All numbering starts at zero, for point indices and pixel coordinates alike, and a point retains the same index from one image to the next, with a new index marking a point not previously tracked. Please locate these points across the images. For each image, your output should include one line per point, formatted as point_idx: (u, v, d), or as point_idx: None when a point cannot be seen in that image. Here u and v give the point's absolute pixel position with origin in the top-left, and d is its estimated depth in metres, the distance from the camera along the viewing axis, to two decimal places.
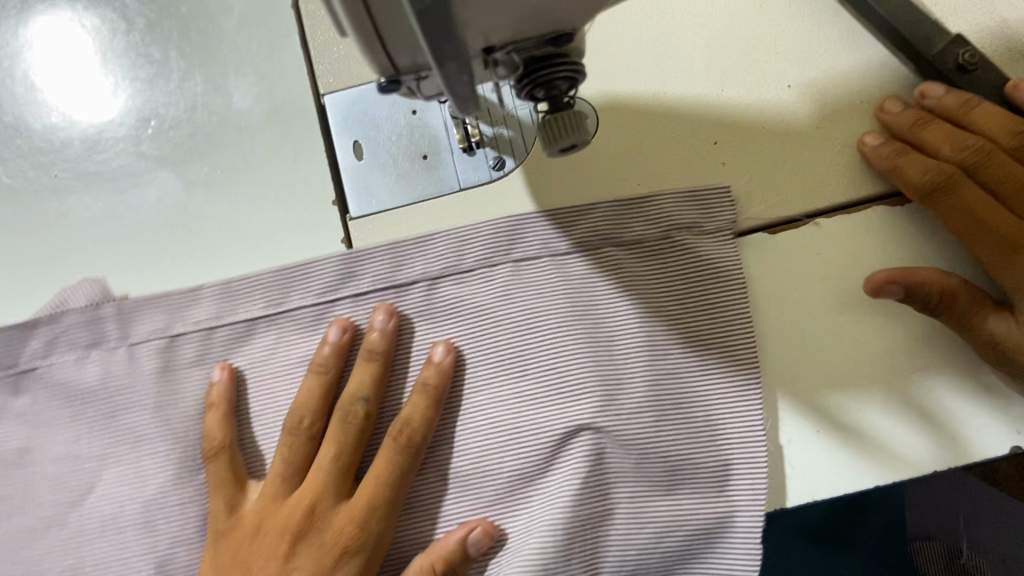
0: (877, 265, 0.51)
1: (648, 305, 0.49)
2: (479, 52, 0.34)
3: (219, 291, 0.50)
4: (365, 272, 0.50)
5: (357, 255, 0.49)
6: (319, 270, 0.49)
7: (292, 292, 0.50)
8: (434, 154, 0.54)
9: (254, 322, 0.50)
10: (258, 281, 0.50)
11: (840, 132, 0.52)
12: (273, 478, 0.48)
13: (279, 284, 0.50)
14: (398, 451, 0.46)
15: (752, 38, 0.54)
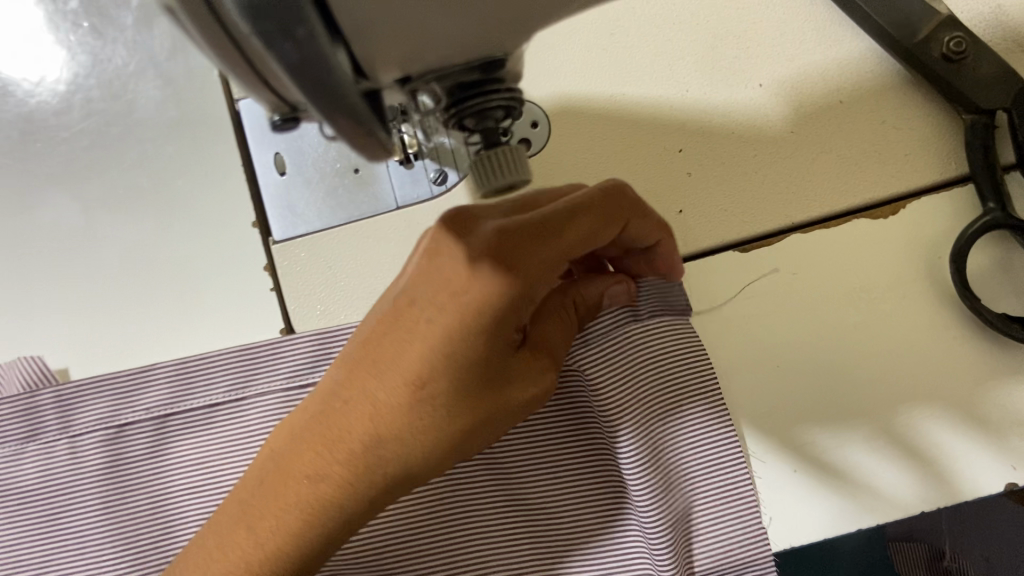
0: (860, 285, 0.46)
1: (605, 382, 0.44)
2: (393, 81, 0.29)
3: (113, 387, 0.45)
4: (274, 368, 0.44)
5: (258, 350, 0.44)
6: (220, 367, 0.44)
7: (191, 396, 0.44)
8: (366, 166, 0.48)
9: (160, 423, 0.45)
10: (155, 381, 0.44)
11: (816, 136, 0.47)
12: (284, 450, 0.38)
13: (182, 385, 0.44)
14: (435, 356, 0.35)
15: (722, 29, 0.48)
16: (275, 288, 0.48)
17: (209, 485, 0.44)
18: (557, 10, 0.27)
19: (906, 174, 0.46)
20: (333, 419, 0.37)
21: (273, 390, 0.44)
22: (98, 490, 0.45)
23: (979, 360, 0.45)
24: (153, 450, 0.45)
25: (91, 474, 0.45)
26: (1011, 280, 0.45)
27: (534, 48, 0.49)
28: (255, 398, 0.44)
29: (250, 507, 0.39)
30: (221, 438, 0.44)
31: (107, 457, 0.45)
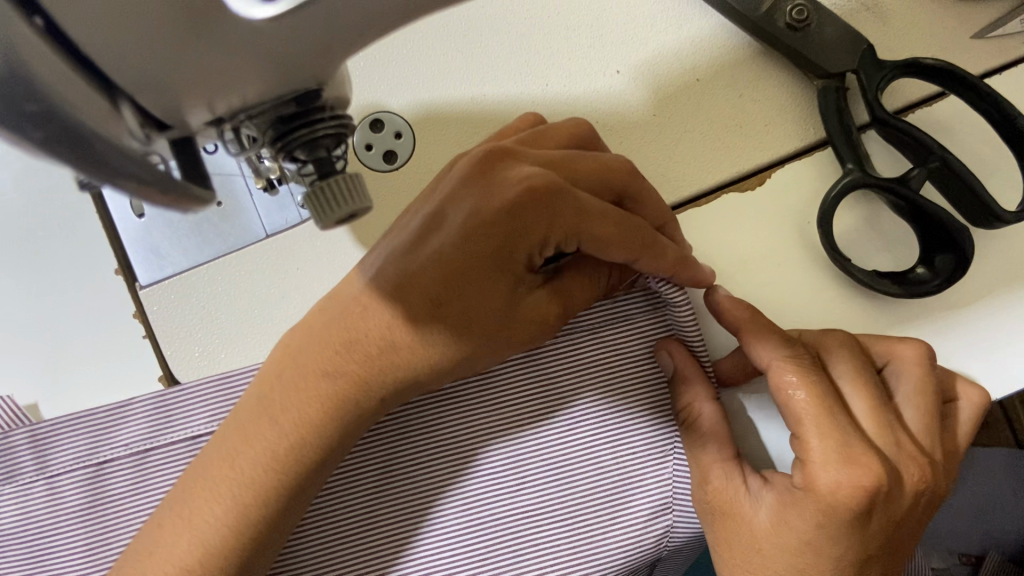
0: (736, 260, 0.46)
1: (546, 377, 0.44)
2: (204, 122, 0.27)
3: (31, 442, 0.44)
4: (187, 417, 0.43)
5: (171, 399, 0.43)
6: (136, 417, 0.43)
7: (107, 447, 0.43)
8: (230, 200, 0.45)
9: (80, 477, 0.43)
10: (72, 432, 0.44)
11: (679, 117, 0.47)
12: (240, 427, 0.39)
13: (98, 434, 0.44)
14: (371, 358, 0.39)
15: (574, 20, 0.48)
16: (148, 335, 0.47)
17: (113, 542, 0.43)
18: (357, 46, 0.26)
19: (770, 144, 0.47)
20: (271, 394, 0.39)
21: (176, 438, 0.43)
22: (16, 553, 0.44)
23: (860, 321, 0.46)
24: (69, 505, 0.43)
25: (14, 528, 0.44)
26: (880, 236, 0.46)
27: (384, 44, 0.47)
28: (172, 446, 0.43)
29: (192, 505, 0.38)
30: (127, 491, 0.43)
31: (26, 511, 0.44)
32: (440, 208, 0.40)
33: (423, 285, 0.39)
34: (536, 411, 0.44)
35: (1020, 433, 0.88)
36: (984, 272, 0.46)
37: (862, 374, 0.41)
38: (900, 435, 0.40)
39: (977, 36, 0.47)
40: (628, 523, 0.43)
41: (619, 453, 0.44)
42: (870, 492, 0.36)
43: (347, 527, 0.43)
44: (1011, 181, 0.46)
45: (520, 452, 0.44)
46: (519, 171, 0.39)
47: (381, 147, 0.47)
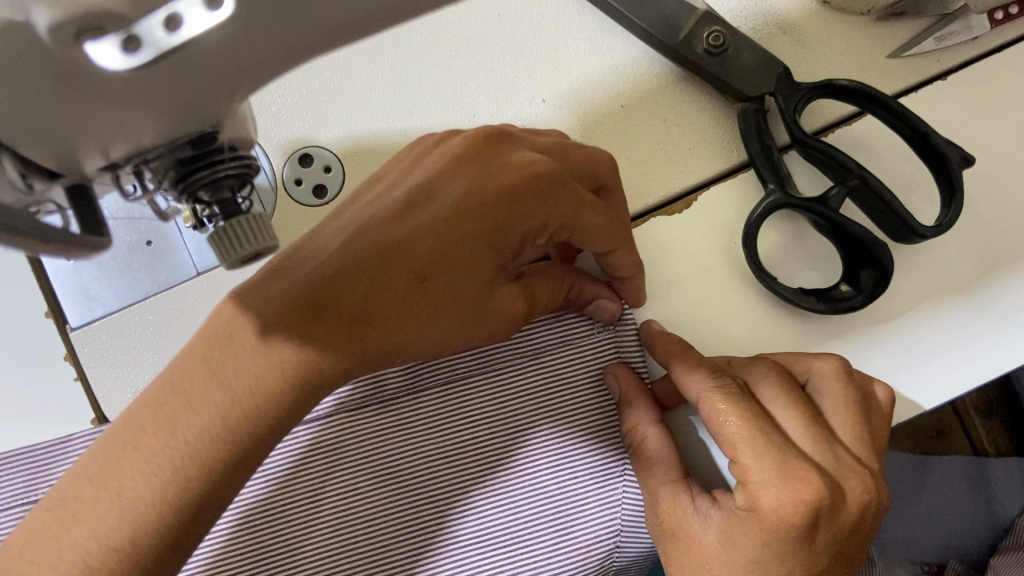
0: (668, 281, 0.47)
1: (494, 406, 0.44)
2: (98, 168, 0.27)
3: None
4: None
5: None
6: (74, 449, 0.43)
7: (44, 480, 0.43)
8: (160, 238, 0.46)
9: (17, 515, 0.42)
10: (9, 470, 0.43)
11: (607, 142, 0.48)
12: (148, 422, 0.33)
13: (35, 468, 0.43)
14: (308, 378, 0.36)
15: (499, 49, 0.48)
16: (80, 377, 0.46)
17: None
18: (253, 84, 0.27)
19: (696, 167, 0.48)
20: (207, 365, 0.34)
21: None
22: None
23: (790, 337, 0.47)
24: None
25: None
26: (804, 254, 0.47)
27: (300, 76, 0.48)
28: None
29: None
30: None
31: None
32: (430, 182, 0.39)
33: (410, 259, 0.37)
34: (484, 435, 0.44)
35: (974, 440, 0.90)
36: (911, 284, 0.47)
37: (787, 391, 0.41)
38: (839, 452, 0.40)
39: (894, 56, 0.49)
40: (574, 548, 0.43)
41: (566, 480, 0.44)
42: (810, 507, 0.36)
43: (293, 565, 0.42)
44: (929, 195, 0.47)
45: (467, 475, 0.43)
46: (523, 155, 0.39)
47: (311, 181, 0.47)
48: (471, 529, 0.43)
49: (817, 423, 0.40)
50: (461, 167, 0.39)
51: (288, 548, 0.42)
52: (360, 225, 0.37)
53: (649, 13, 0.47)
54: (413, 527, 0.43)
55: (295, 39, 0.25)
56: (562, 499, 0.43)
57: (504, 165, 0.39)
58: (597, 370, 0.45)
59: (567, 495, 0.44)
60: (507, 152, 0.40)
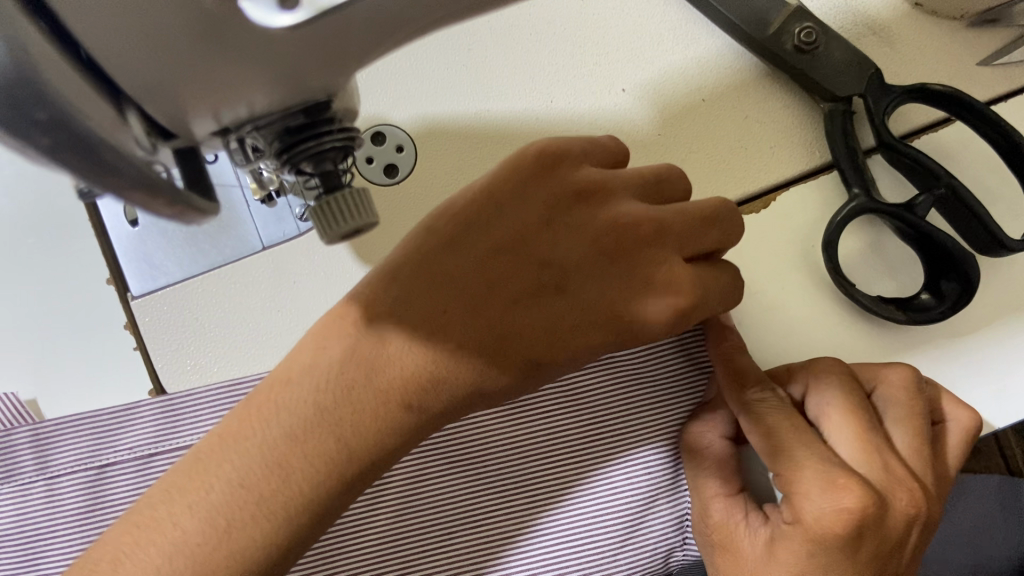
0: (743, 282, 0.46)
1: (568, 399, 0.42)
2: (210, 132, 0.26)
3: (34, 440, 0.42)
4: (195, 423, 0.41)
5: (179, 405, 0.42)
6: (144, 421, 0.42)
7: (110, 450, 0.41)
8: (227, 209, 0.44)
9: (81, 479, 0.41)
10: (74, 433, 0.42)
11: (686, 136, 0.47)
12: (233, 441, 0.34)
13: (101, 438, 0.42)
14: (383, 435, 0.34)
15: (581, 36, 0.47)
16: (140, 347, 0.46)
17: None
18: (376, 54, 0.26)
19: (777, 167, 0.47)
20: (304, 399, 0.34)
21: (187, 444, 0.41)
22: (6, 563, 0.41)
23: (865, 347, 0.45)
24: (69, 508, 0.41)
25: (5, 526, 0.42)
26: (882, 261, 0.46)
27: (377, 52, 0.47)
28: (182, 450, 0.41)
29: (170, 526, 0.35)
30: (128, 497, 0.41)
31: (21, 515, 0.42)
32: (564, 259, 0.37)
33: (525, 346, 0.36)
34: (559, 433, 0.42)
35: (1011, 461, 0.89)
36: (991, 299, 0.46)
37: (849, 397, 0.39)
38: (888, 458, 0.37)
39: (983, 63, 0.47)
40: (638, 547, 0.42)
41: (638, 479, 0.42)
42: (857, 516, 0.33)
43: (357, 551, 0.41)
44: (1015, 209, 0.46)
45: (539, 476, 0.42)
46: (672, 269, 0.37)
47: (382, 160, 0.46)
48: (538, 522, 0.42)
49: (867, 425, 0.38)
50: (592, 250, 0.38)
51: (351, 533, 0.41)
52: (482, 284, 0.36)
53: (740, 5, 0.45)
54: (478, 520, 0.41)
55: (425, 10, 0.24)
56: (631, 499, 0.42)
57: (640, 260, 0.37)
58: (678, 371, 0.43)
59: (637, 495, 0.42)
60: (644, 239, 0.37)
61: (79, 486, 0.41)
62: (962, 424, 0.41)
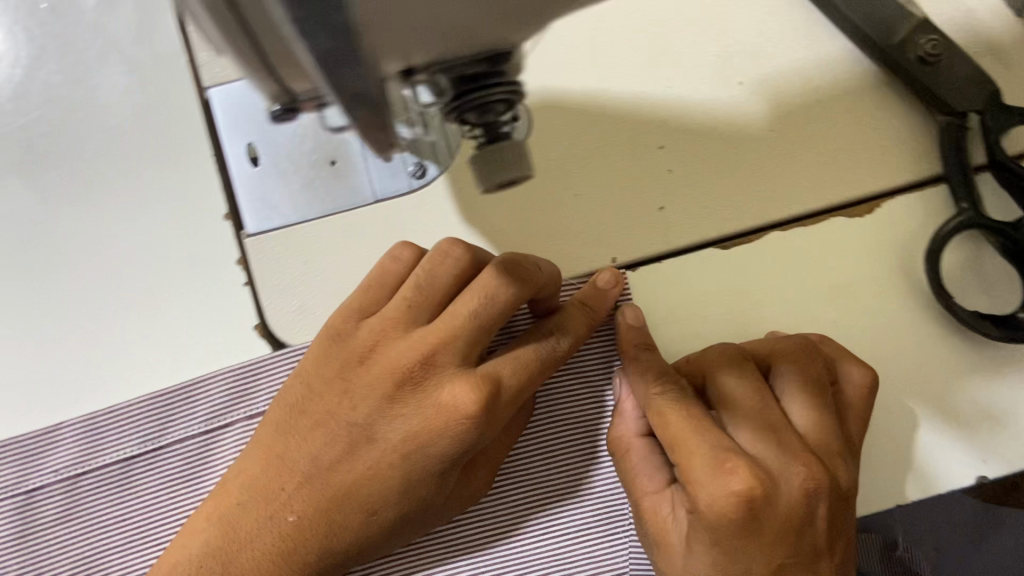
0: (836, 284, 0.47)
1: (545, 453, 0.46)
2: (398, 73, 0.27)
3: (73, 433, 0.45)
4: (200, 411, 0.45)
5: (192, 389, 0.45)
6: (136, 416, 0.45)
7: (100, 453, 0.45)
8: (344, 159, 0.45)
9: (106, 468, 0.45)
10: (101, 426, 0.45)
11: (800, 135, 0.47)
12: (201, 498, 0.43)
13: (89, 444, 0.45)
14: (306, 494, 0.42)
15: (706, 25, 0.48)
16: (248, 283, 0.46)
17: (139, 531, 0.45)
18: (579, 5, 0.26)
19: (884, 175, 0.47)
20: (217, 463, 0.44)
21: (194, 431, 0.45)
22: (25, 552, 0.45)
23: (943, 363, 0.46)
24: (96, 493, 0.45)
25: (13, 532, 0.45)
26: (980, 279, 0.47)
27: None
28: (165, 448, 0.45)
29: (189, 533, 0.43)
30: (149, 485, 0.45)
31: (26, 518, 0.45)
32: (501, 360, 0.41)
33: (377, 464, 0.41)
34: (566, 490, 0.46)
35: None
36: None
37: (750, 394, 0.41)
38: (783, 438, 0.39)
39: None
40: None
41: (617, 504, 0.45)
42: (743, 498, 0.35)
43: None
44: None
45: (504, 552, 0.46)
46: (452, 388, 0.40)
47: None
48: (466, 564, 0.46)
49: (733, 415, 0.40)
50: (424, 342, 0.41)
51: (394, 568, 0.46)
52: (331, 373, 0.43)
53: (871, 10, 0.46)
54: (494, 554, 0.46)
55: None
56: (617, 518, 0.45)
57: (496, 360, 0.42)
58: (586, 435, 0.46)
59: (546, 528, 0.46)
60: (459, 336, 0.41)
61: (111, 475, 0.45)
62: (857, 383, 0.42)
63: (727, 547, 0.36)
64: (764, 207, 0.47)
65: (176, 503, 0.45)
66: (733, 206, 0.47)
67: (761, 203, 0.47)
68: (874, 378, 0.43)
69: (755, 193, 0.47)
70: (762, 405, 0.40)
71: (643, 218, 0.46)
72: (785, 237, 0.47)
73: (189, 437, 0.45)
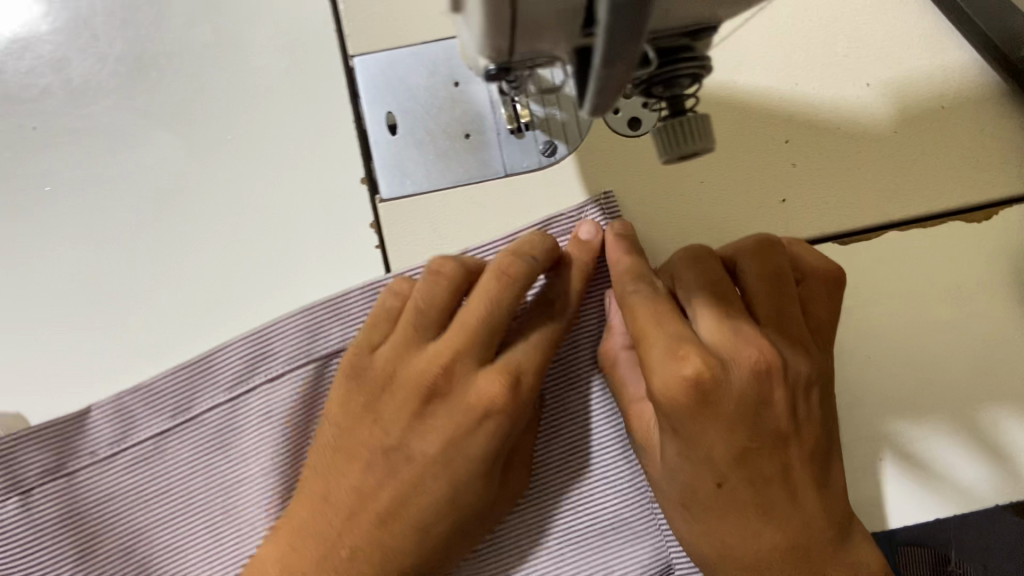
0: (950, 286, 0.48)
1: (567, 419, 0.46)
2: None
3: (111, 413, 0.45)
4: (219, 383, 0.45)
5: (208, 358, 0.45)
6: (165, 391, 0.45)
7: (136, 429, 0.45)
8: (477, 133, 0.47)
9: (143, 445, 0.45)
10: (134, 405, 0.45)
11: (920, 139, 0.48)
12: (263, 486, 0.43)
13: (124, 421, 0.45)
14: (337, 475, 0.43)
15: (835, 28, 0.49)
16: (381, 246, 0.48)
17: (177, 504, 0.45)
18: None
19: (1002, 183, 0.48)
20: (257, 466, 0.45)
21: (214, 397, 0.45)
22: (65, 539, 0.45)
23: None
24: (133, 470, 0.45)
25: (51, 524, 0.45)
26: None
27: None
28: (195, 418, 0.45)
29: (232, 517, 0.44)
30: (182, 453, 0.45)
31: (69, 503, 0.45)
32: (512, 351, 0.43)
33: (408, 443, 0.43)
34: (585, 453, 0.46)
35: None
36: None
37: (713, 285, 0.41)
38: (742, 328, 0.39)
39: None
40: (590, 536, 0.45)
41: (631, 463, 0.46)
42: (691, 381, 0.36)
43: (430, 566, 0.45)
44: None
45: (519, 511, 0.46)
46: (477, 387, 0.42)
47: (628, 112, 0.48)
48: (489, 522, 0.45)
49: (688, 290, 0.41)
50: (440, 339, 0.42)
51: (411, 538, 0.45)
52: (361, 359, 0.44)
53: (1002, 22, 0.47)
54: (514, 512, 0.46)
55: None
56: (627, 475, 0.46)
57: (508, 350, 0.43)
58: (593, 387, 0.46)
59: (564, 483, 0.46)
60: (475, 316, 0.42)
61: (149, 454, 0.45)
62: (829, 273, 0.44)
63: (689, 434, 0.38)
64: (881, 205, 0.48)
65: (213, 478, 0.45)
66: (851, 203, 0.48)
67: (879, 201, 0.48)
68: (840, 272, 0.44)
69: (873, 191, 0.48)
70: (722, 288, 0.41)
71: (763, 209, 0.48)
72: (902, 237, 0.48)
73: (219, 406, 0.45)
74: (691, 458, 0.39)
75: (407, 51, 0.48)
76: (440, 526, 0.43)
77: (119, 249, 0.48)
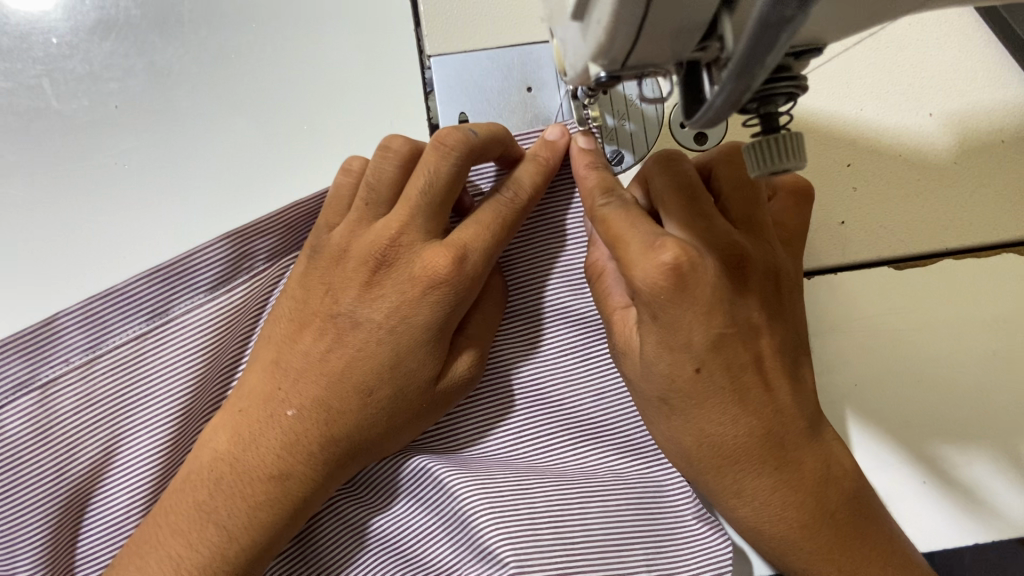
0: (1000, 316, 0.49)
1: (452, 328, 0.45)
2: None
3: (80, 317, 0.39)
4: (133, 303, 0.40)
5: (182, 262, 0.40)
6: (139, 294, 0.40)
7: (108, 334, 0.40)
8: None
9: (113, 356, 0.40)
10: (104, 311, 0.40)
11: (978, 171, 0.50)
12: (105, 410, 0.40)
13: (95, 327, 0.40)
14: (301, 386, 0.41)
15: (900, 57, 0.50)
16: None
17: (145, 422, 0.41)
18: (903, 9, 0.29)
19: None
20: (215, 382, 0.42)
21: (191, 302, 0.41)
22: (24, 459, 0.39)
23: None
24: (99, 387, 0.40)
25: (22, 441, 0.39)
26: None
27: None
28: (175, 319, 0.41)
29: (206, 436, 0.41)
30: (153, 367, 0.41)
31: (37, 420, 0.39)
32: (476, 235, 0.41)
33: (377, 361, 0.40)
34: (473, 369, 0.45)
35: None
36: None
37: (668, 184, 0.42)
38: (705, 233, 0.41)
39: None
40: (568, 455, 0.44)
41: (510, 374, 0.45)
42: (673, 267, 0.37)
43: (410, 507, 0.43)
44: None
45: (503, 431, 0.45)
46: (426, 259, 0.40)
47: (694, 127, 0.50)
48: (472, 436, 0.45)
49: (654, 186, 0.43)
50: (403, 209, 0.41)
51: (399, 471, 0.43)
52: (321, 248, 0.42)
53: None
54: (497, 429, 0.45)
55: None
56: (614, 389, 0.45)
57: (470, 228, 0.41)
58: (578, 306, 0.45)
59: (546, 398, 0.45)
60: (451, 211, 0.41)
61: (114, 365, 0.40)
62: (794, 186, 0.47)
63: (668, 321, 0.38)
64: (936, 232, 0.49)
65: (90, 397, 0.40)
66: (907, 228, 0.49)
67: (933, 228, 0.49)
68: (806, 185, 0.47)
69: (928, 219, 0.49)
70: (692, 194, 0.42)
71: (822, 229, 0.49)
72: (955, 264, 0.49)
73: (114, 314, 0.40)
74: (669, 348, 0.39)
75: (483, 54, 0.49)
76: (383, 391, 0.40)
77: (180, 222, 0.48)
